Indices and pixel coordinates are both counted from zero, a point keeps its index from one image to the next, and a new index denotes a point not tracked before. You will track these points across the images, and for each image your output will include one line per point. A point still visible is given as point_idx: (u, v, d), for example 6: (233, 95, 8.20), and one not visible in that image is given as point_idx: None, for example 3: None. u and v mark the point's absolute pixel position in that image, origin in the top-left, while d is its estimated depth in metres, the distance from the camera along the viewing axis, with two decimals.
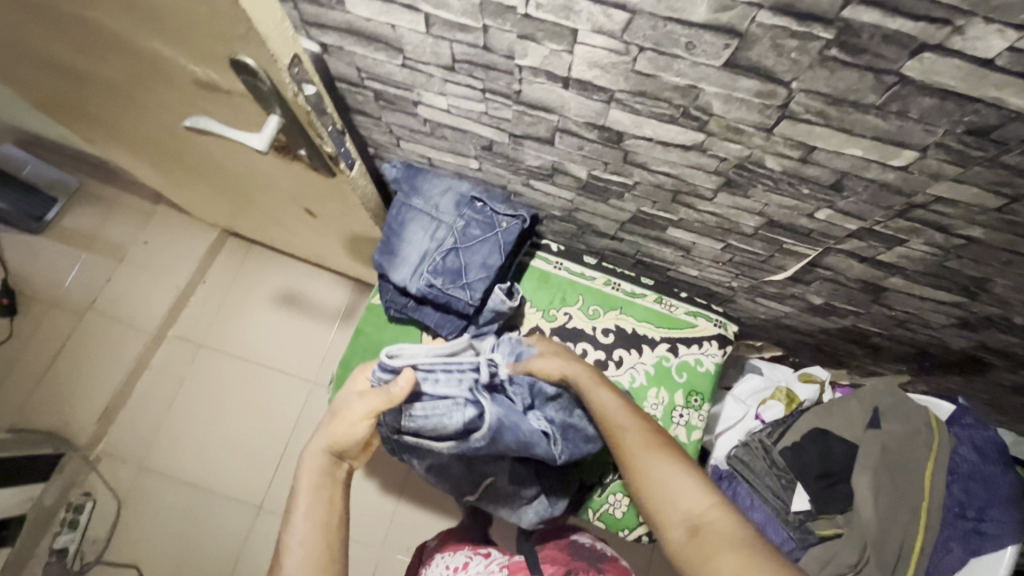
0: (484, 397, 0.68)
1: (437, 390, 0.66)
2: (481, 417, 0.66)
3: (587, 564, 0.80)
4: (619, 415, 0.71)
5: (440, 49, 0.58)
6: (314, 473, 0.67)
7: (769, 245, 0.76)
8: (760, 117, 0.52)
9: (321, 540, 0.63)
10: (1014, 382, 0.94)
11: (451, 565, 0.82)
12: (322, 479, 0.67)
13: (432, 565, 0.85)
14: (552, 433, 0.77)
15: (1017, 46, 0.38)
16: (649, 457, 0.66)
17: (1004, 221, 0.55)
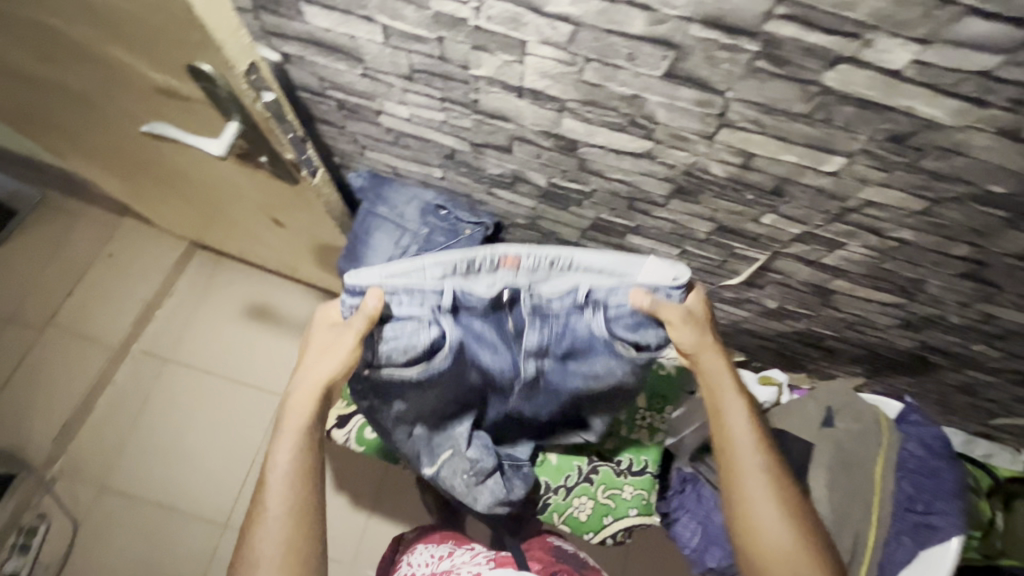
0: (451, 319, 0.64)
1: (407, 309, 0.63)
2: (446, 340, 0.64)
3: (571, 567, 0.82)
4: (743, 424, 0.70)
5: (398, 59, 0.60)
6: (303, 414, 0.63)
7: (722, 250, 0.79)
8: (702, 125, 0.55)
9: (299, 495, 0.60)
10: (959, 381, 0.99)
11: (436, 554, 0.84)
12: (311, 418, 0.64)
13: (415, 553, 0.87)
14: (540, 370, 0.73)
15: (920, 58, 0.41)
16: (762, 479, 0.67)
17: (930, 224, 0.59)
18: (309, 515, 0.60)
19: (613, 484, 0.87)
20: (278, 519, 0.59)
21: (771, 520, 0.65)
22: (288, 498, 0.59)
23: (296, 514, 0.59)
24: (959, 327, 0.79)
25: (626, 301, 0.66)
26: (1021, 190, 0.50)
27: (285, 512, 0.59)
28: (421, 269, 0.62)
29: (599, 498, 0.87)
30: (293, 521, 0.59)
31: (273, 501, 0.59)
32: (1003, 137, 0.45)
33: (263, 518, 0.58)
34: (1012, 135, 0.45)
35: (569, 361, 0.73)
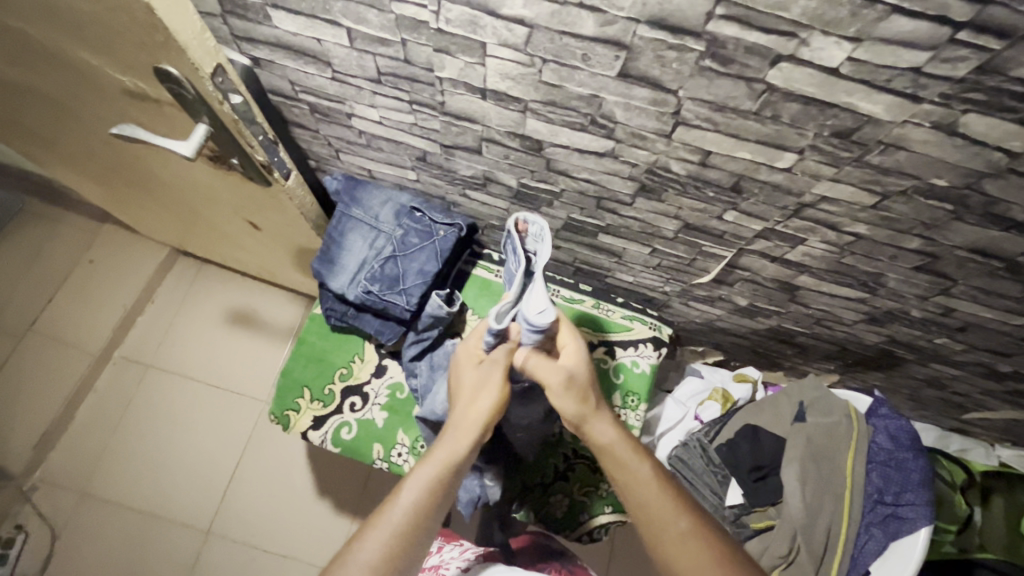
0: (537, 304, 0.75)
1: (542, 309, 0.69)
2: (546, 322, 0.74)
3: (559, 566, 0.87)
4: (648, 485, 0.62)
5: (365, 62, 0.61)
6: (457, 443, 0.63)
7: (690, 248, 0.81)
8: (659, 124, 0.57)
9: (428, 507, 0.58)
10: (927, 375, 1.01)
11: (427, 550, 0.89)
12: (460, 449, 0.62)
13: None
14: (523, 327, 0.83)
15: (854, 56, 0.43)
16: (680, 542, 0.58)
17: (881, 218, 0.61)
18: (417, 536, 0.56)
19: (589, 482, 0.89)
20: (391, 528, 0.55)
21: None
22: (410, 512, 0.57)
23: (404, 532, 0.55)
24: (920, 320, 0.81)
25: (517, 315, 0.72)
26: (962, 184, 0.52)
27: (401, 523, 0.56)
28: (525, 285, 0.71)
29: (575, 495, 0.88)
30: (404, 540, 0.55)
31: (395, 507, 0.57)
32: (938, 131, 0.47)
33: (379, 526, 0.55)
34: (946, 129, 0.47)
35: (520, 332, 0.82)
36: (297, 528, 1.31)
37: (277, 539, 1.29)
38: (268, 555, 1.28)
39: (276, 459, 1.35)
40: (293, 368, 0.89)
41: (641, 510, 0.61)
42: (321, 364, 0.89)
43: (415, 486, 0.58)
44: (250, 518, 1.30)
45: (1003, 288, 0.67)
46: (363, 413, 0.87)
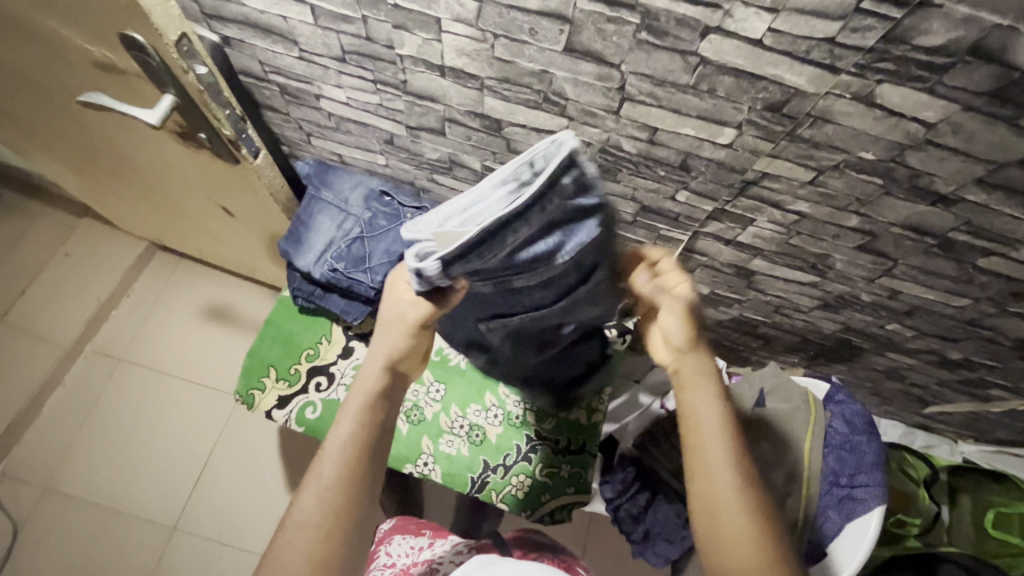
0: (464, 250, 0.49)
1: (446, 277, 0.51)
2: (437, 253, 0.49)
3: (553, 557, 0.88)
4: (710, 415, 0.63)
5: (329, 40, 0.64)
6: (370, 388, 0.64)
7: (649, 232, 0.83)
8: (606, 100, 0.60)
9: (353, 454, 0.60)
10: (885, 365, 1.03)
11: (416, 546, 0.89)
12: (379, 395, 0.64)
13: (393, 544, 0.91)
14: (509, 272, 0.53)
15: (773, 27, 0.46)
16: (722, 458, 0.61)
17: (819, 195, 0.64)
18: (349, 489, 0.58)
19: (551, 463, 0.90)
20: (330, 491, 0.58)
21: (735, 510, 0.58)
22: (342, 469, 0.59)
23: (337, 490, 0.58)
24: (870, 305, 0.84)
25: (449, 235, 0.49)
26: (887, 157, 0.56)
27: (339, 481, 0.58)
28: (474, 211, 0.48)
29: (537, 477, 0.89)
30: (341, 495, 0.58)
31: (325, 468, 0.59)
32: (858, 103, 0.51)
33: (322, 491, 0.58)
34: (866, 100, 0.50)
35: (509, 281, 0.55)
36: (267, 521, 1.30)
37: (246, 534, 1.28)
38: (235, 550, 1.26)
39: (248, 454, 1.35)
40: (267, 351, 0.89)
41: (705, 508, 0.59)
42: (287, 345, 0.90)
43: (341, 441, 0.61)
44: (219, 513, 1.29)
45: (940, 267, 0.70)
46: (328, 393, 0.88)
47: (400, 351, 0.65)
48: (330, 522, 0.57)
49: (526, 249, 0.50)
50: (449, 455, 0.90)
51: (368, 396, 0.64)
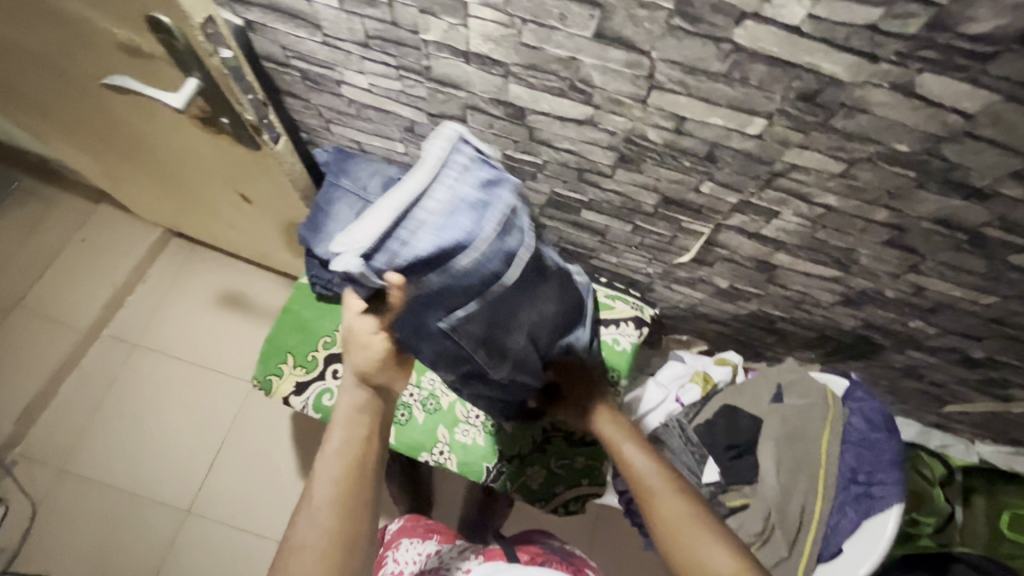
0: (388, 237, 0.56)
1: (375, 263, 0.57)
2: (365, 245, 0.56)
3: (561, 559, 0.89)
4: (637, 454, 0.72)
5: (353, 25, 0.64)
6: (350, 407, 0.68)
7: (670, 225, 0.82)
8: (634, 88, 0.59)
9: (345, 475, 0.63)
10: (904, 363, 1.02)
11: (424, 552, 0.89)
12: (361, 408, 0.68)
13: (401, 550, 0.92)
14: (437, 268, 0.59)
15: (813, 13, 0.45)
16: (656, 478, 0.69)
17: (849, 187, 0.63)
18: (346, 507, 0.61)
19: (565, 455, 0.91)
20: (324, 509, 0.60)
21: (680, 516, 0.65)
22: (336, 485, 0.62)
23: (332, 510, 0.60)
24: (894, 301, 0.83)
25: (373, 232, 0.56)
26: (922, 149, 0.55)
27: (335, 497, 0.61)
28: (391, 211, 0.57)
29: (552, 467, 0.91)
30: (337, 514, 0.60)
31: (318, 489, 0.61)
32: (896, 92, 0.50)
33: (315, 524, 0.59)
34: (904, 89, 0.49)
35: (440, 267, 0.58)
36: (279, 507, 1.31)
37: (258, 520, 1.29)
38: (248, 535, 1.28)
39: (261, 441, 1.36)
40: (291, 339, 0.90)
41: (656, 520, 0.66)
42: (303, 332, 0.90)
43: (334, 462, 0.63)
44: (232, 499, 1.30)
45: (969, 263, 0.69)
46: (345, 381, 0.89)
47: (372, 367, 0.69)
48: (332, 542, 0.58)
49: (443, 226, 0.58)
50: (465, 445, 0.90)
51: (348, 415, 0.67)
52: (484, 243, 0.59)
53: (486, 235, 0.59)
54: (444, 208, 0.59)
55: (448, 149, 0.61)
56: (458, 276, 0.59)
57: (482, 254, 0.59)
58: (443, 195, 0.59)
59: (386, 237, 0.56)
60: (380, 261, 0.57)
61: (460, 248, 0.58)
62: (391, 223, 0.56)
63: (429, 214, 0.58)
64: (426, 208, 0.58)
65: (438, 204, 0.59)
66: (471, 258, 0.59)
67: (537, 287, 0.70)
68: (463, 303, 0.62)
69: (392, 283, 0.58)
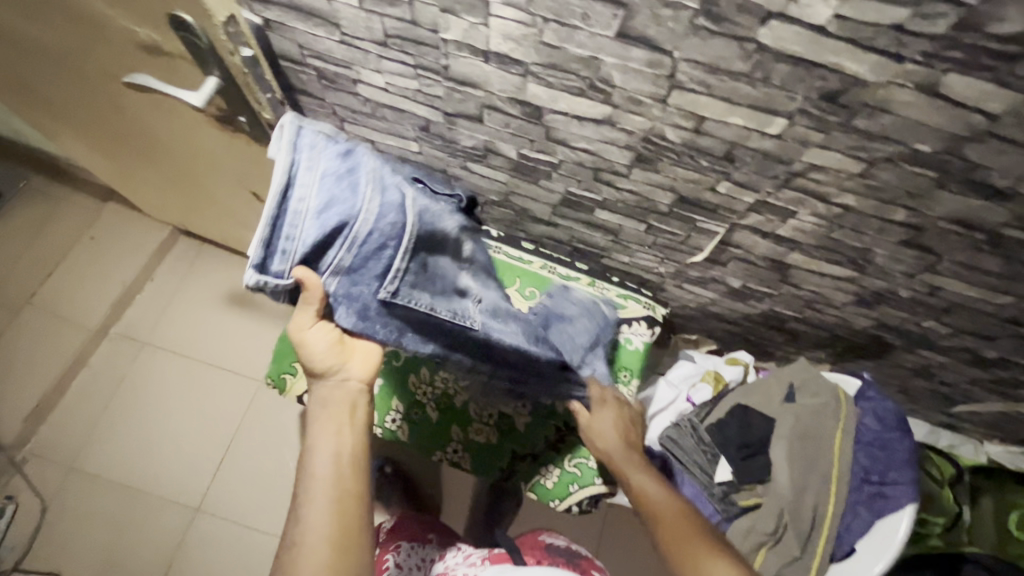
0: (282, 236, 0.62)
1: (281, 266, 0.62)
2: (270, 253, 0.62)
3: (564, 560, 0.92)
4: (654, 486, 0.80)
5: (372, 24, 0.64)
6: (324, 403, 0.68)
7: (685, 224, 0.82)
8: (654, 88, 0.59)
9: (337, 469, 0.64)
10: (915, 363, 1.02)
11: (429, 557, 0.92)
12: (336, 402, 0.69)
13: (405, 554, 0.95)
14: (338, 242, 0.63)
15: (839, 13, 0.45)
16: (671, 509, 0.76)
17: (868, 187, 0.63)
18: (345, 498, 0.62)
19: (579, 454, 0.92)
20: (321, 498, 0.61)
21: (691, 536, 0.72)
22: (331, 480, 0.62)
23: (335, 503, 0.61)
24: (908, 301, 0.83)
25: (269, 240, 0.61)
26: (944, 150, 0.55)
27: (332, 492, 0.62)
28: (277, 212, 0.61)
29: (565, 467, 0.91)
30: (339, 506, 0.61)
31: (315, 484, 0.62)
32: (921, 92, 0.50)
33: (305, 517, 0.60)
34: (928, 90, 0.49)
35: (341, 239, 0.62)
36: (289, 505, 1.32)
37: (267, 517, 1.30)
38: (257, 533, 1.28)
39: (269, 439, 1.36)
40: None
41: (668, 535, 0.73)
42: None
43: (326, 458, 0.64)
44: (242, 497, 1.31)
45: (986, 263, 0.69)
46: None
47: (325, 362, 0.69)
48: (340, 533, 0.59)
49: (326, 206, 0.62)
50: (478, 444, 0.91)
51: (326, 411, 0.68)
52: (369, 206, 0.62)
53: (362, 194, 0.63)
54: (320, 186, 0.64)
55: (297, 130, 0.66)
56: (362, 245, 0.63)
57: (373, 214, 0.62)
58: (312, 177, 0.64)
59: (274, 238, 0.61)
60: (278, 264, 0.62)
61: (348, 223, 0.62)
62: (274, 223, 0.61)
63: (305, 204, 0.62)
64: (300, 197, 0.63)
65: (315, 186, 0.63)
66: (364, 225, 0.62)
67: (448, 236, 0.72)
68: (378, 267, 0.64)
69: (300, 279, 0.63)
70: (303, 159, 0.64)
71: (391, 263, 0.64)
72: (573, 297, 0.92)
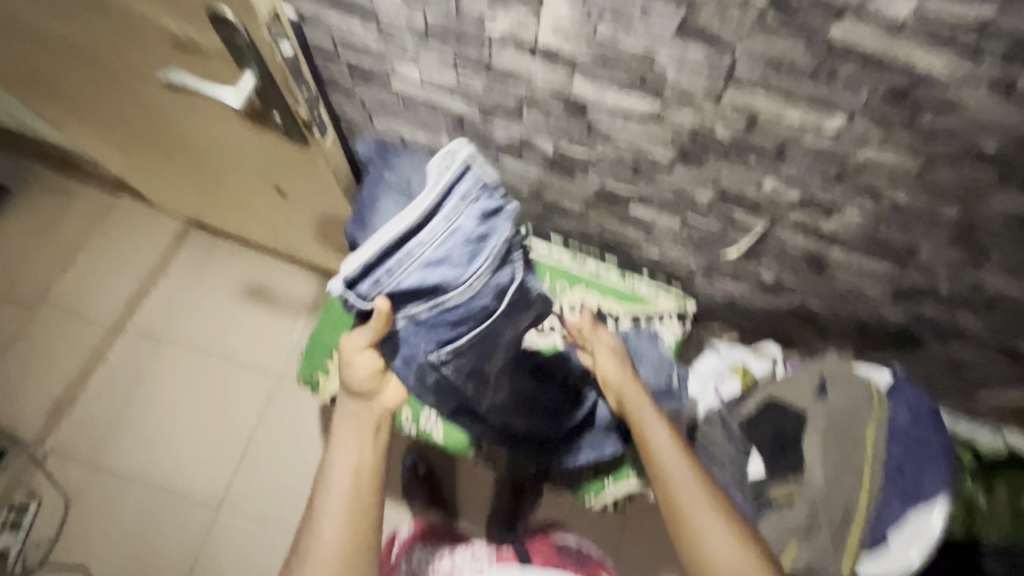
0: (389, 263, 0.58)
1: (370, 288, 0.59)
2: (370, 272, 0.58)
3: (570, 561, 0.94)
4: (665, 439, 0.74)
5: (414, 16, 0.61)
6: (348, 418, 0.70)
7: (723, 220, 0.81)
8: (710, 84, 0.57)
9: (352, 485, 0.65)
10: (946, 355, 1.02)
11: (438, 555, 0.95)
12: (358, 421, 0.70)
13: (414, 552, 0.97)
14: (433, 299, 0.61)
15: (920, 9, 0.44)
16: (686, 473, 0.71)
17: (924, 184, 0.61)
18: (358, 514, 0.64)
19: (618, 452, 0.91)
20: (334, 513, 0.63)
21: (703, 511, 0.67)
22: (346, 497, 0.64)
23: (348, 520, 0.63)
24: (947, 295, 0.82)
25: (373, 258, 0.57)
26: (1010, 147, 0.53)
27: (346, 508, 0.63)
28: (400, 242, 0.58)
29: (602, 464, 0.92)
30: (351, 521, 0.63)
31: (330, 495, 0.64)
32: (994, 90, 0.48)
33: (320, 531, 0.62)
34: (1003, 87, 0.48)
35: (437, 297, 0.60)
36: None
37: (289, 512, 1.29)
38: (280, 527, 1.28)
39: (289, 435, 1.34)
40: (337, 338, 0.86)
41: (675, 502, 0.69)
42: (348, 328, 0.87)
43: (343, 474, 0.65)
44: (263, 492, 1.30)
45: None
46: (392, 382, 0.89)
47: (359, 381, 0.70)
48: (350, 549, 0.62)
49: (440, 265, 0.59)
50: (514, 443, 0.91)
51: (347, 426, 0.69)
52: (476, 281, 0.59)
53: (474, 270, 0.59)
54: (444, 243, 0.59)
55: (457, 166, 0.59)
56: (460, 319, 0.62)
57: (472, 292, 0.59)
58: (437, 226, 0.58)
59: (379, 264, 0.58)
60: (367, 287, 0.59)
61: (444, 288, 0.60)
62: (390, 248, 0.58)
63: (423, 252, 0.58)
64: (425, 243, 0.58)
65: (433, 228, 0.58)
66: (457, 298, 0.60)
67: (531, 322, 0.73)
68: (447, 338, 0.64)
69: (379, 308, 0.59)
70: (443, 204, 0.58)
71: (462, 341, 0.65)
72: (658, 349, 0.94)
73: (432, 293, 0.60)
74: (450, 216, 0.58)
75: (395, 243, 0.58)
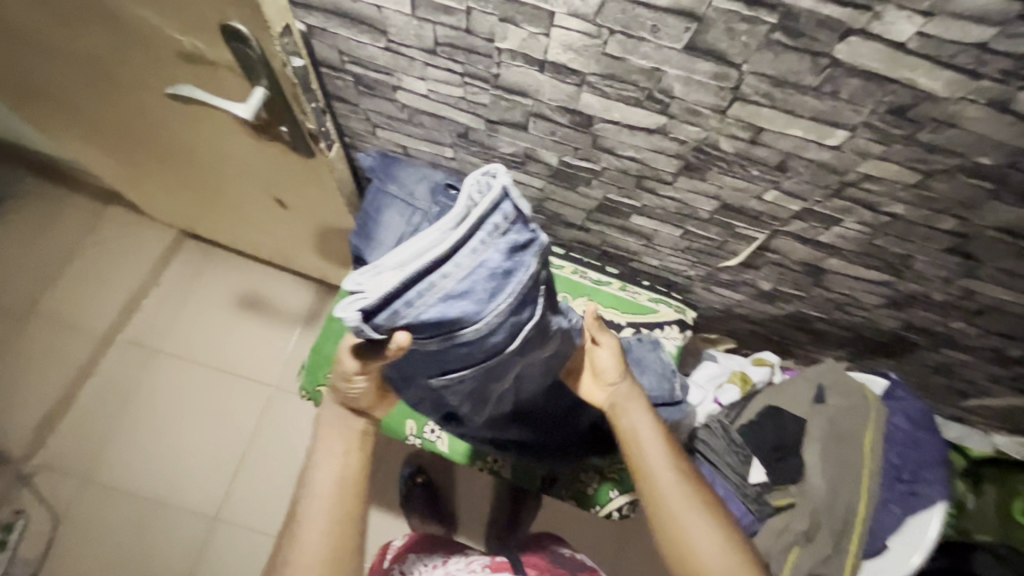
0: (404, 293, 0.53)
1: (383, 320, 0.53)
2: (382, 304, 0.53)
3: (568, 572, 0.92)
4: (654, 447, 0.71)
5: (423, 32, 0.62)
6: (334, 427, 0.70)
7: (723, 230, 0.82)
8: (716, 100, 0.58)
9: (337, 492, 0.67)
10: (936, 361, 1.04)
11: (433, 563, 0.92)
12: (343, 432, 0.70)
13: (410, 562, 0.94)
14: (442, 333, 0.56)
15: (923, 31, 0.45)
16: (675, 485, 0.69)
17: (920, 197, 0.63)
18: (343, 519, 0.66)
19: (620, 461, 0.91)
20: (319, 519, 0.65)
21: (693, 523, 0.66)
22: (330, 505, 0.66)
23: (332, 526, 0.65)
24: (940, 303, 0.84)
25: (391, 288, 0.52)
26: (1004, 162, 0.55)
27: (330, 514, 0.66)
28: (421, 271, 0.52)
29: (607, 474, 0.91)
30: (336, 527, 0.65)
31: (315, 501, 0.66)
32: (992, 108, 0.50)
33: (302, 534, 0.64)
34: (1000, 106, 0.50)
35: (449, 330, 0.56)
36: None
37: None
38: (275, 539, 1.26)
39: (285, 448, 1.33)
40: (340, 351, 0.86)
41: (663, 513, 0.68)
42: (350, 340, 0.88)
43: (326, 481, 0.67)
44: (257, 505, 1.28)
45: None
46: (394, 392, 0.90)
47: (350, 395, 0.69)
48: (334, 550, 0.65)
49: (460, 297, 0.54)
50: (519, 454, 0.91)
51: (331, 436, 0.70)
52: (494, 320, 0.56)
53: (491, 306, 0.56)
54: (467, 275, 0.54)
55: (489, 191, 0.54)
56: (464, 352, 0.60)
57: (489, 327, 0.57)
58: (463, 257, 0.53)
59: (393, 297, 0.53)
60: (381, 319, 0.53)
61: (462, 324, 0.55)
62: (409, 279, 0.52)
63: (444, 282, 0.53)
64: (447, 269, 0.53)
65: (460, 261, 0.53)
66: (470, 332, 0.56)
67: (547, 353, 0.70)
68: (449, 368, 0.63)
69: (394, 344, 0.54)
70: (472, 231, 0.53)
71: (466, 372, 0.64)
72: (659, 356, 0.93)
73: (443, 327, 0.56)
74: (479, 245, 0.54)
75: (417, 272, 0.52)
